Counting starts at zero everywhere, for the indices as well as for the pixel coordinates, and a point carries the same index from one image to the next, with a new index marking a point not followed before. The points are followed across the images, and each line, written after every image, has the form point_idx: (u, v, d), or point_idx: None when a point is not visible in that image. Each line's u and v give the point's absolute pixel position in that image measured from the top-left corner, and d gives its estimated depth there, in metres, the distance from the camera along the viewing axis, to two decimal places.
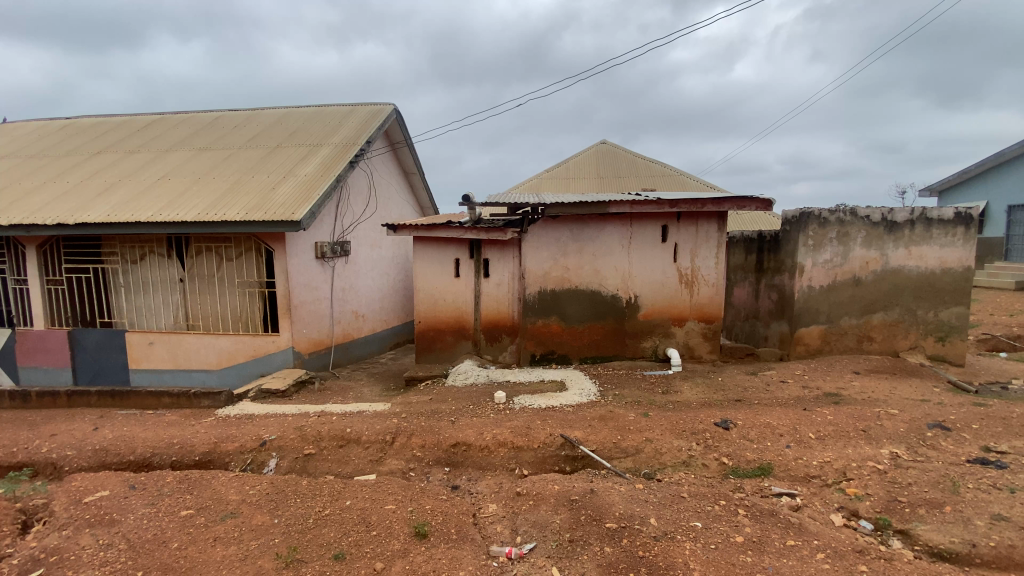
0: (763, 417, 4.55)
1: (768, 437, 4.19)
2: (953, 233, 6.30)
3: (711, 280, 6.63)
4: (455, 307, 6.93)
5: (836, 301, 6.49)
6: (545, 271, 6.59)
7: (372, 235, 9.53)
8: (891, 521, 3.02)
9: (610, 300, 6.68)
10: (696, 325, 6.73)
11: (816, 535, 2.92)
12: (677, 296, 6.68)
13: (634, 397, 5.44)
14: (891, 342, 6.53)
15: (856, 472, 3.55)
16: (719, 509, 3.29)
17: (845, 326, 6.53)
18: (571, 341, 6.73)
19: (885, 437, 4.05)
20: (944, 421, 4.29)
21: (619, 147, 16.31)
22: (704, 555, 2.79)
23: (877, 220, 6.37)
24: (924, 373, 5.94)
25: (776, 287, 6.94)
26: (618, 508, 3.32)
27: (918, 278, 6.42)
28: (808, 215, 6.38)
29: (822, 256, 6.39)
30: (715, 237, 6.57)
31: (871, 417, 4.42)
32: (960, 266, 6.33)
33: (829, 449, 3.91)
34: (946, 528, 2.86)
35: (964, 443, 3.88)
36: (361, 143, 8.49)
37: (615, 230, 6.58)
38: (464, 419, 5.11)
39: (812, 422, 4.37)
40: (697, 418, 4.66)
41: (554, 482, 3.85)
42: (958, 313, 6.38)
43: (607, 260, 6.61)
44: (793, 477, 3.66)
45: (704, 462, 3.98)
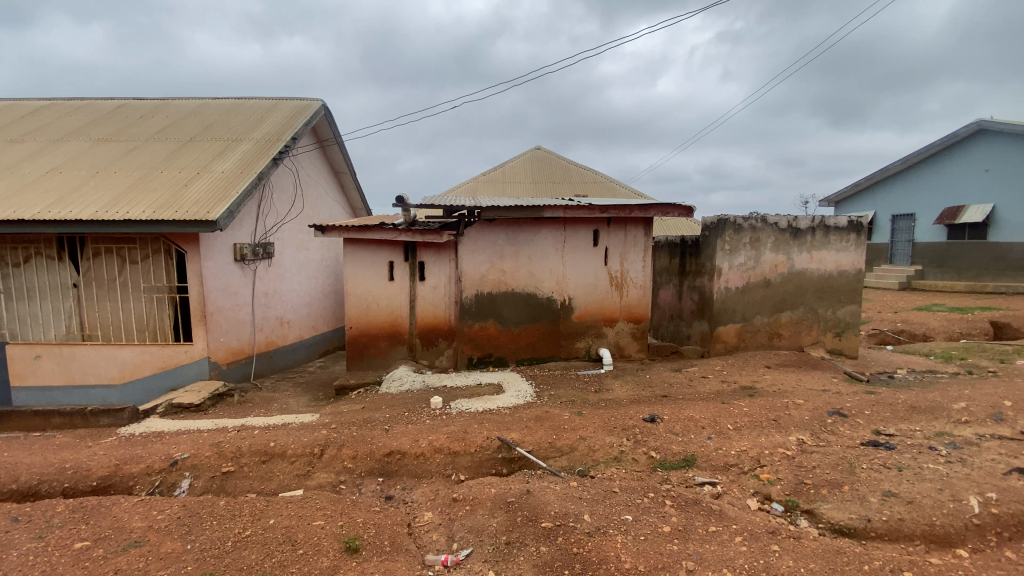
0: (687, 411, 4.82)
1: (692, 430, 4.44)
2: (847, 239, 7.01)
3: (639, 282, 6.94)
4: (389, 312, 6.74)
5: (750, 301, 7.01)
6: (481, 274, 6.57)
7: (298, 237, 9.06)
8: (799, 502, 3.28)
9: (545, 302, 6.78)
10: (626, 325, 7.01)
11: (735, 519, 3.12)
12: (609, 298, 6.92)
13: (568, 397, 5.55)
14: (797, 338, 7.15)
15: (768, 459, 3.84)
16: (649, 501, 3.43)
17: (758, 324, 7.08)
18: (507, 345, 6.76)
19: (793, 425, 4.42)
20: (842, 408, 4.75)
21: (554, 153, 16.76)
22: (635, 547, 2.89)
23: (784, 227, 6.95)
24: (824, 365, 6.57)
25: (697, 288, 7.39)
26: (553, 507, 3.37)
27: (818, 280, 7.08)
28: (725, 221, 6.84)
29: (737, 259, 6.88)
30: (642, 242, 6.89)
31: (781, 407, 4.81)
32: (853, 268, 7.06)
33: (745, 438, 4.21)
34: (845, 506, 3.15)
35: (858, 428, 4.31)
36: (286, 139, 8.06)
37: (549, 234, 6.70)
38: (398, 427, 4.97)
39: (730, 414, 4.68)
40: (627, 415, 4.86)
41: (491, 486, 3.84)
42: (852, 311, 7.11)
43: (542, 263, 6.72)
44: (713, 466, 3.89)
45: (634, 457, 4.14)
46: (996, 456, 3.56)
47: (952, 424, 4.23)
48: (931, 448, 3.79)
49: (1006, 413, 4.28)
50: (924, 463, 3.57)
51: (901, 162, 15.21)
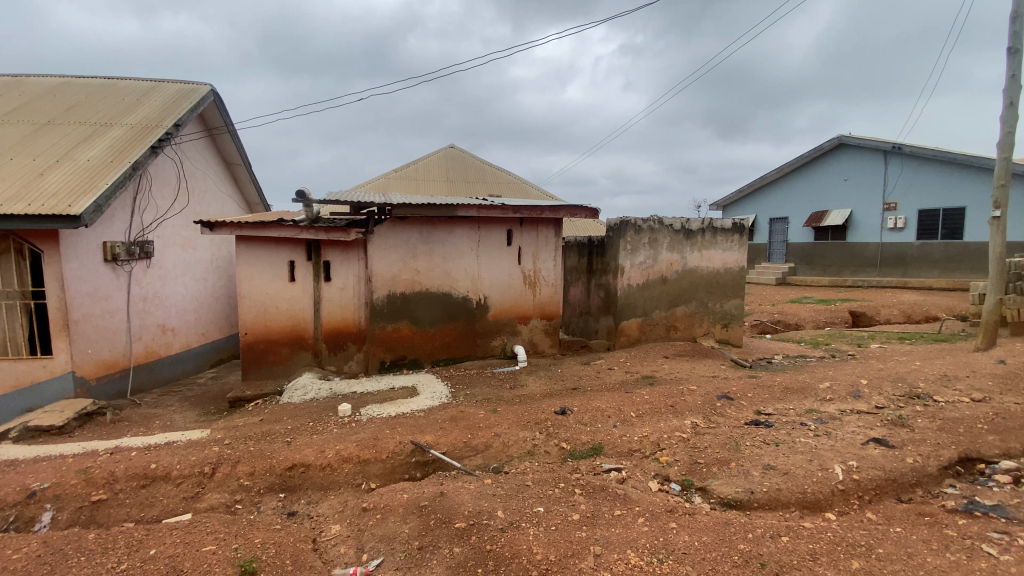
0: (595, 402, 5.05)
1: (599, 419, 4.65)
2: (732, 239, 7.73)
3: (551, 281, 7.15)
4: (292, 315, 6.32)
5: (649, 297, 7.50)
6: (393, 274, 6.34)
7: (183, 235, 8.19)
8: (693, 480, 3.56)
9: (460, 301, 6.72)
10: (540, 322, 7.18)
11: (637, 502, 3.30)
12: (523, 296, 7.05)
13: (483, 395, 5.56)
14: (691, 330, 7.78)
15: (667, 443, 4.13)
16: (559, 491, 3.53)
17: (657, 318, 7.60)
18: (422, 346, 6.61)
19: (688, 410, 4.80)
20: (730, 392, 5.24)
21: (467, 152, 16.71)
22: (546, 538, 2.94)
23: (678, 228, 7.51)
24: (714, 353, 7.21)
25: (603, 286, 7.75)
26: (467, 507, 3.34)
27: (708, 276, 7.76)
28: (626, 222, 7.25)
29: (638, 258, 7.33)
30: (553, 241, 7.11)
31: (678, 394, 5.20)
32: (737, 266, 7.81)
33: (647, 425, 4.49)
34: (733, 480, 3.46)
35: (743, 409, 4.78)
36: (168, 125, 7.25)
37: (463, 233, 6.65)
38: (302, 438, 4.66)
39: (634, 403, 4.97)
40: (540, 409, 4.98)
41: (403, 492, 3.73)
42: (736, 304, 7.86)
43: (457, 262, 6.65)
44: (619, 452, 4.11)
45: (546, 450, 4.24)
46: (853, 427, 4.09)
47: (818, 402, 4.80)
48: (802, 424, 4.29)
49: (861, 390, 4.94)
50: (796, 437, 4.02)
51: (776, 172, 17.13)
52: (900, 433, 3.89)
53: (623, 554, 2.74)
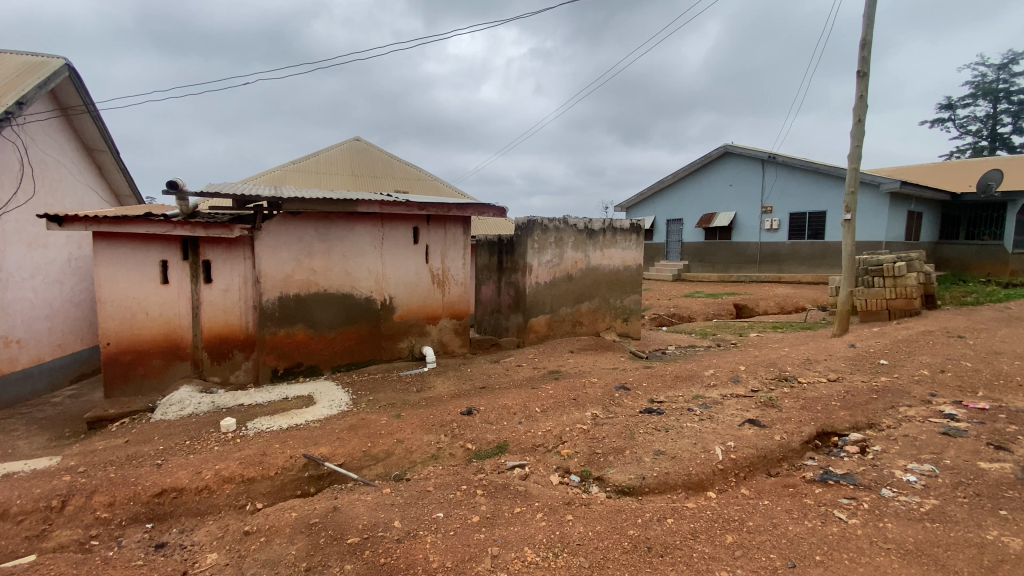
0: (501, 400, 5.04)
1: (504, 417, 4.64)
2: (630, 239, 8.22)
3: (459, 279, 7.10)
4: (166, 322, 5.62)
5: (556, 294, 7.67)
6: (286, 275, 5.88)
7: (30, 231, 6.99)
8: (591, 470, 3.67)
9: (363, 302, 6.39)
10: (449, 322, 7.07)
11: (537, 497, 3.32)
12: (431, 296, 6.90)
13: (387, 400, 5.33)
14: (595, 324, 8.10)
15: (568, 435, 4.21)
16: (461, 494, 3.44)
17: (563, 314, 7.80)
18: (321, 351, 6.20)
19: (589, 401, 4.95)
20: (627, 383, 5.50)
21: (373, 146, 16.06)
22: (443, 545, 2.84)
23: (582, 228, 7.77)
24: (615, 346, 7.57)
25: (513, 284, 7.77)
26: (362, 520, 3.15)
27: (609, 274, 8.14)
28: (534, 221, 7.33)
29: (545, 256, 7.46)
30: (461, 240, 7.05)
31: (580, 387, 5.37)
32: (635, 264, 8.34)
33: (550, 419, 4.56)
34: (628, 468, 3.60)
35: (638, 399, 5.03)
36: (8, 102, 6.16)
37: (365, 230, 6.32)
38: (176, 459, 4.15)
39: (539, 398, 5.04)
40: (445, 410, 4.86)
41: (291, 510, 3.43)
42: (634, 299, 8.38)
43: (358, 261, 6.31)
44: (523, 448, 4.12)
45: (451, 452, 4.14)
46: (733, 410, 4.45)
47: (704, 388, 5.19)
48: (689, 410, 4.59)
49: (739, 375, 5.41)
50: (684, 422, 4.29)
51: (671, 176, 18.43)
52: (771, 413, 4.29)
53: (520, 552, 2.71)
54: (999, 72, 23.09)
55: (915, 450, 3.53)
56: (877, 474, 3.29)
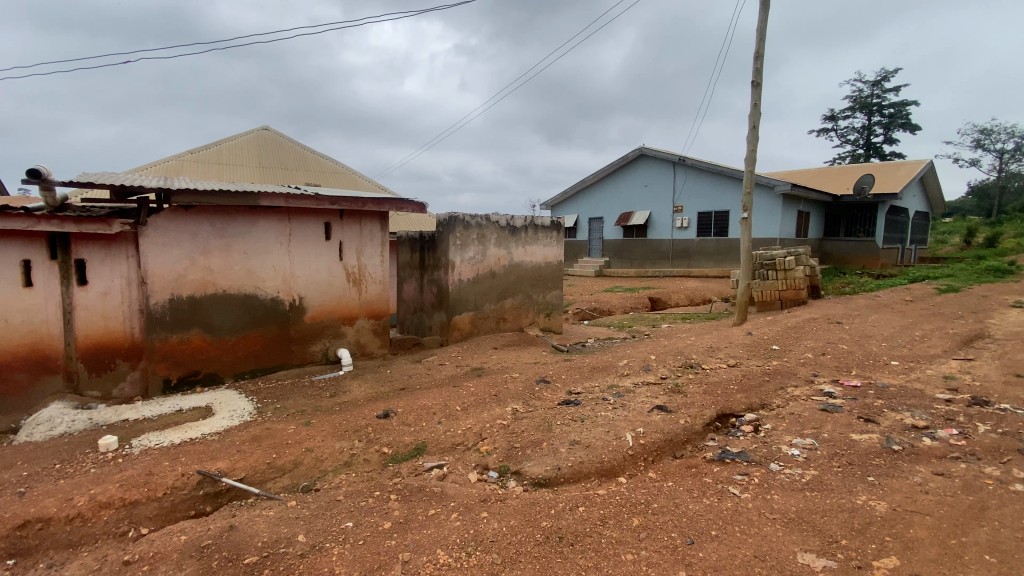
0: (420, 400, 4.92)
1: (423, 418, 4.54)
2: (550, 236, 8.39)
3: (377, 277, 6.87)
4: (30, 330, 4.82)
5: (479, 291, 7.64)
6: (178, 275, 5.36)
7: None
8: (509, 465, 3.67)
9: (269, 303, 5.98)
10: (366, 323, 6.83)
11: (453, 497, 3.26)
12: (345, 295, 6.60)
13: (297, 407, 5.02)
14: (518, 320, 8.17)
15: (488, 432, 4.19)
16: (374, 500, 3.31)
17: (487, 311, 7.78)
18: (222, 357, 5.72)
19: (509, 397, 4.97)
20: (547, 376, 5.60)
21: (283, 136, 15.08)
22: (351, 555, 2.70)
23: (504, 225, 7.79)
24: (538, 341, 7.69)
25: (435, 282, 7.61)
26: (261, 537, 2.92)
27: (532, 270, 8.25)
28: (455, 218, 7.22)
29: (468, 253, 7.39)
30: (378, 236, 6.83)
31: (501, 382, 5.38)
32: (556, 260, 8.53)
33: (470, 417, 4.51)
34: (544, 460, 3.64)
35: (557, 391, 5.13)
36: None
37: (270, 226, 5.90)
38: (42, 486, 3.62)
39: (458, 396, 4.98)
40: (360, 415, 4.66)
41: (181, 533, 3.10)
42: (556, 295, 8.58)
43: (263, 259, 5.88)
44: (441, 449, 4.04)
45: (366, 458, 3.97)
46: (644, 397, 4.67)
47: (618, 377, 5.40)
48: (604, 399, 4.75)
49: (651, 364, 5.70)
50: (599, 411, 4.43)
51: (592, 176, 19.07)
52: (678, 399, 4.54)
53: (432, 554, 2.65)
54: (873, 88, 26.25)
55: (799, 426, 3.89)
56: (767, 450, 3.59)
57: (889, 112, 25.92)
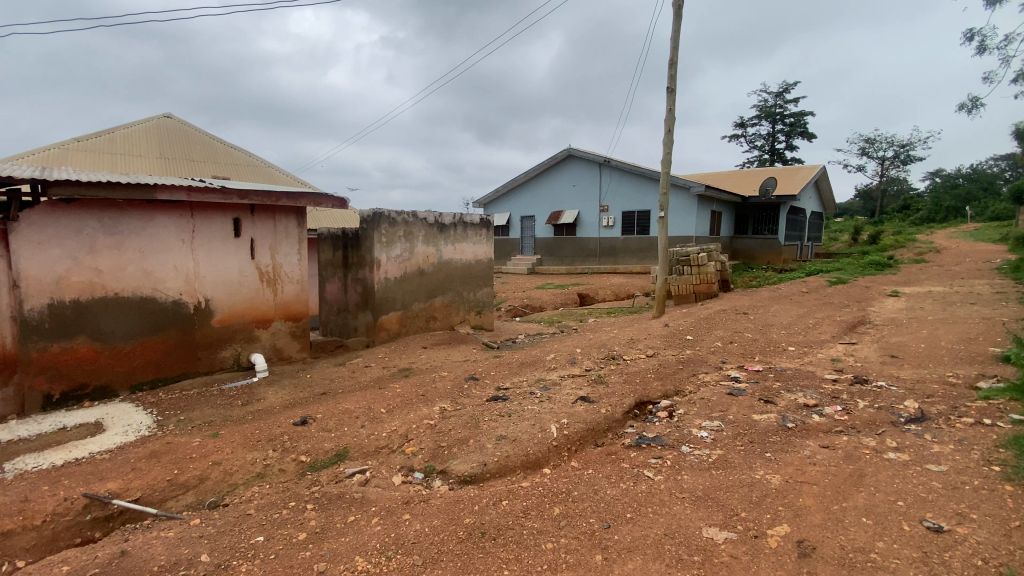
0: (342, 405, 4.73)
1: (345, 422, 4.37)
2: (480, 233, 8.40)
3: (293, 277, 6.55)
4: None
5: (407, 289, 7.48)
6: (59, 277, 4.78)
7: None
8: (435, 465, 3.63)
9: (171, 307, 5.50)
10: (282, 325, 6.49)
11: (375, 502, 3.17)
12: (259, 297, 6.23)
13: (204, 418, 4.65)
14: (449, 319, 8.10)
15: (414, 433, 4.12)
16: (289, 511, 3.14)
17: (415, 310, 7.64)
18: (114, 368, 5.17)
19: (437, 396, 4.92)
20: (476, 373, 5.59)
21: (188, 125, 13.90)
22: (262, 571, 2.55)
23: (432, 222, 7.69)
24: (469, 339, 7.67)
25: (359, 281, 7.36)
26: (159, 560, 2.69)
27: (461, 268, 8.20)
28: (380, 214, 7.02)
29: (394, 251, 7.21)
30: (294, 233, 6.52)
31: (428, 382, 5.30)
32: (486, 257, 8.55)
33: (395, 418, 4.41)
34: (470, 457, 3.63)
35: (485, 388, 5.15)
36: None
37: (170, 222, 5.42)
38: None
39: (384, 398, 4.85)
40: (275, 423, 4.40)
41: (62, 563, 2.77)
42: (487, 292, 8.60)
43: (162, 259, 5.39)
44: (364, 453, 3.92)
45: (281, 468, 3.75)
46: (569, 389, 4.80)
47: (545, 371, 5.52)
48: (531, 393, 4.83)
49: (576, 357, 5.87)
50: (526, 405, 4.49)
51: (523, 176, 19.29)
52: (601, 390, 4.72)
53: (350, 562, 2.56)
54: (776, 98, 28.69)
55: (707, 410, 4.18)
56: (679, 433, 3.81)
57: (790, 121, 28.47)
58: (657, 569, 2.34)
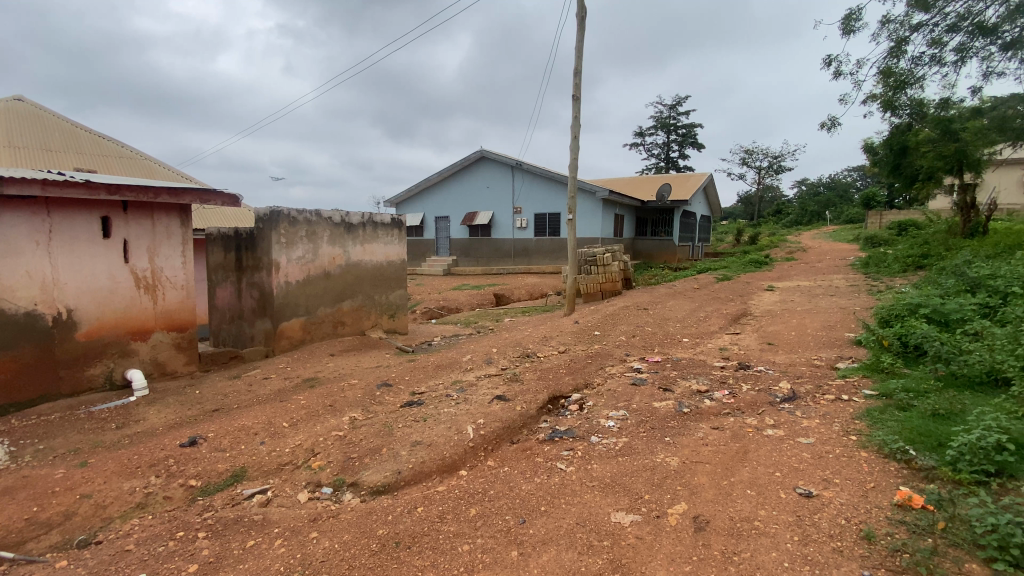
0: (238, 421, 4.35)
1: (242, 440, 4.03)
2: (391, 233, 8.14)
3: (177, 282, 5.90)
4: None
5: (311, 293, 7.06)
6: None
7: None
8: (345, 477, 3.46)
9: (23, 320, 4.70)
10: (165, 336, 5.83)
11: (278, 522, 2.96)
12: (135, 305, 5.54)
13: (68, 446, 4.03)
14: (359, 323, 7.78)
15: (321, 446, 3.90)
16: (178, 542, 2.83)
17: (321, 315, 7.24)
18: None
19: (347, 405, 4.69)
20: (389, 379, 5.42)
21: (43, 109, 12.02)
22: None
23: (338, 221, 7.33)
24: (381, 343, 7.42)
25: (256, 285, 6.81)
26: None
27: (371, 269, 7.91)
28: (278, 212, 6.55)
29: (295, 252, 6.76)
30: (178, 234, 5.87)
31: (337, 391, 5.05)
32: (398, 258, 8.32)
33: (301, 432, 4.14)
34: (383, 466, 3.51)
35: (399, 393, 5.01)
36: None
37: (20, 221, 4.64)
38: None
39: (287, 411, 4.54)
40: (159, 445, 3.94)
41: None
42: (399, 294, 8.37)
43: (9, 263, 4.59)
44: (265, 471, 3.64)
45: (167, 495, 3.37)
46: (485, 389, 4.82)
47: (461, 373, 5.50)
48: (447, 396, 4.78)
49: (492, 357, 5.91)
50: (442, 408, 4.44)
51: (436, 176, 19.04)
52: (516, 388, 4.80)
53: None
54: (670, 110, 31.11)
55: (614, 401, 4.42)
56: (589, 425, 4.00)
57: (682, 132, 31.01)
58: (570, 558, 2.43)
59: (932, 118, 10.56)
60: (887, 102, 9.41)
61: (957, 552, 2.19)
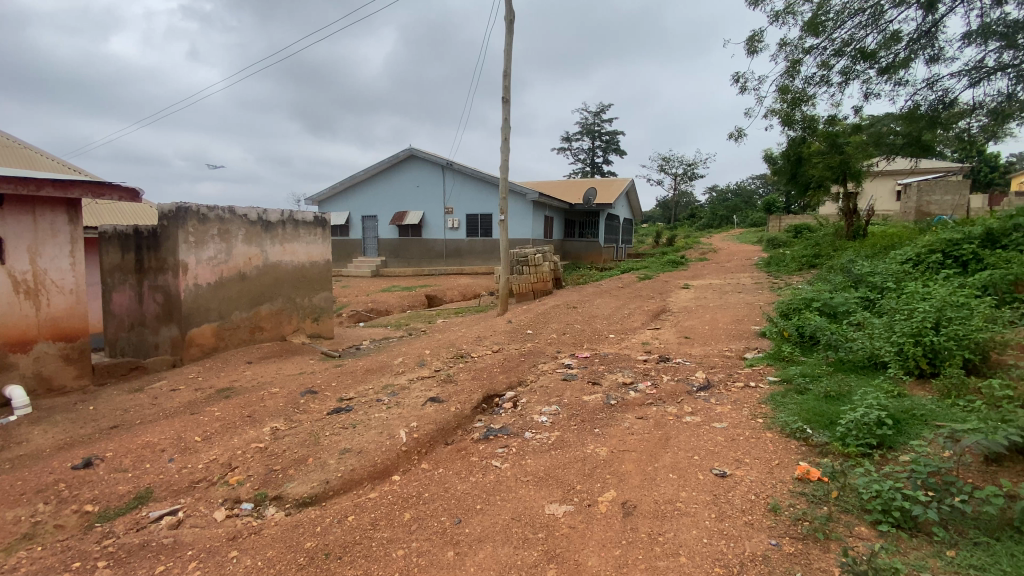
0: (142, 437, 3.96)
1: (147, 458, 3.67)
2: (314, 232, 7.76)
3: (65, 286, 5.24)
4: None
5: (224, 297, 6.57)
6: None
7: None
8: (267, 491, 3.26)
9: None
10: (50, 347, 5.16)
11: (191, 544, 2.73)
12: (12, 312, 4.87)
13: None
14: (279, 328, 7.34)
15: (240, 459, 3.64)
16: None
17: (236, 320, 6.75)
18: None
19: (268, 415, 4.42)
20: (315, 386, 5.17)
21: None
22: None
23: (254, 219, 6.88)
24: (304, 349, 7.05)
25: (160, 288, 6.22)
26: None
27: (292, 271, 7.49)
28: (186, 209, 6.03)
29: (205, 252, 6.26)
30: (65, 232, 5.22)
31: (256, 401, 4.73)
32: (321, 259, 7.94)
33: (216, 446, 3.84)
34: (309, 477, 3.35)
35: (326, 400, 4.79)
36: None
37: None
38: None
39: (199, 425, 4.19)
40: (46, 469, 3.48)
41: None
42: (324, 297, 7.99)
43: None
44: (175, 490, 3.33)
45: (57, 523, 2.99)
46: (417, 392, 4.74)
47: (392, 376, 5.36)
48: (377, 401, 4.65)
49: (424, 359, 5.82)
50: (372, 414, 4.31)
51: (363, 174, 18.40)
52: (449, 389, 4.77)
53: None
54: (595, 117, 32.35)
55: (546, 397, 4.52)
56: (522, 421, 4.06)
57: (607, 138, 32.35)
58: (506, 553, 2.46)
59: (822, 133, 11.80)
60: (786, 117, 10.36)
61: (848, 517, 2.48)
